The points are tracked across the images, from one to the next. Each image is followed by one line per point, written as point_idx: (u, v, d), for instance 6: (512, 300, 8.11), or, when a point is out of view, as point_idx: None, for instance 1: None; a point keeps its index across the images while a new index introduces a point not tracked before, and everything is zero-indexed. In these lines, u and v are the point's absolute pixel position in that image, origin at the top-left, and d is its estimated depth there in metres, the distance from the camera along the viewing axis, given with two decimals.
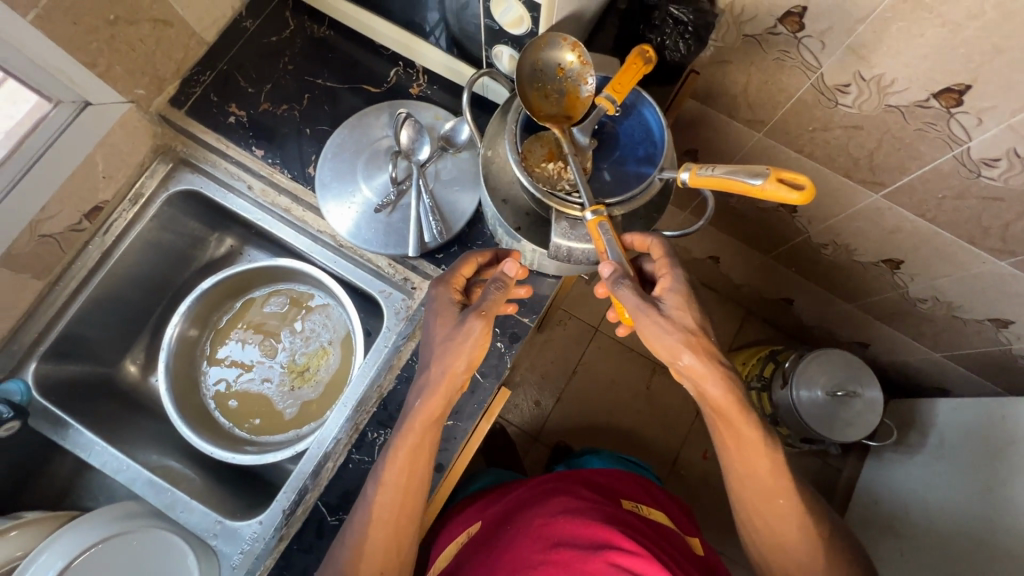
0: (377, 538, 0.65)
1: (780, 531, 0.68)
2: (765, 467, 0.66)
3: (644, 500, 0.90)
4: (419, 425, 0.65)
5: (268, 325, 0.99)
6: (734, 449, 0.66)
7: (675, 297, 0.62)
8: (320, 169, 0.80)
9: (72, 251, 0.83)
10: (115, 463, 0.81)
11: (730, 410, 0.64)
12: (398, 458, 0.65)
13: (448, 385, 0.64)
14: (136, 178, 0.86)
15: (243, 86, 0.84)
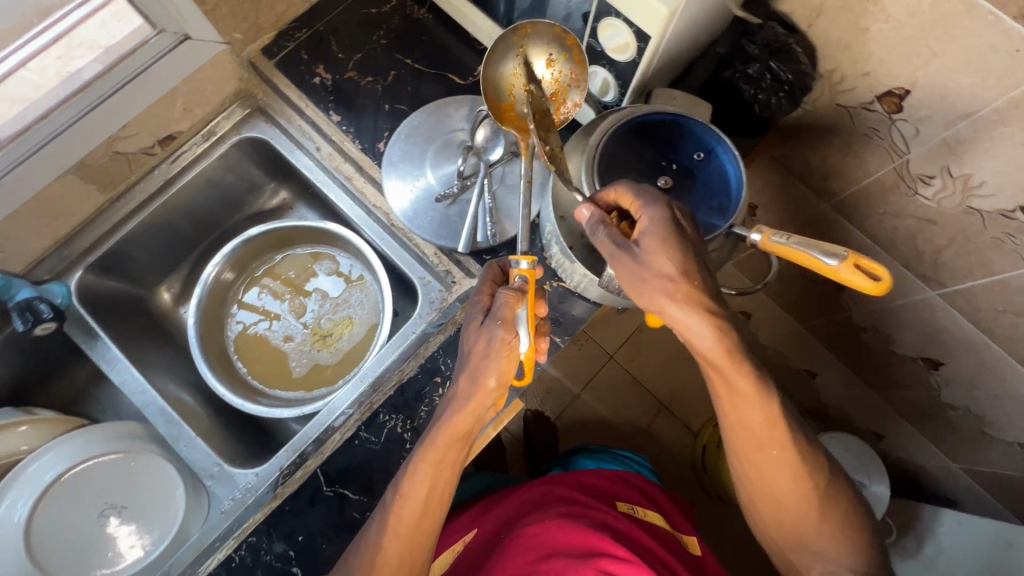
0: (390, 550, 0.62)
1: (826, 559, 0.63)
2: (790, 488, 0.63)
3: (638, 502, 0.91)
4: (438, 446, 0.62)
5: (305, 282, 1.00)
6: (761, 478, 0.64)
7: (682, 299, 0.56)
8: (390, 148, 0.81)
9: (139, 172, 0.85)
10: (134, 384, 0.83)
11: (763, 450, 0.63)
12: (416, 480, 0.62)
13: (478, 403, 0.61)
14: (213, 117, 0.88)
15: (334, 50, 0.85)
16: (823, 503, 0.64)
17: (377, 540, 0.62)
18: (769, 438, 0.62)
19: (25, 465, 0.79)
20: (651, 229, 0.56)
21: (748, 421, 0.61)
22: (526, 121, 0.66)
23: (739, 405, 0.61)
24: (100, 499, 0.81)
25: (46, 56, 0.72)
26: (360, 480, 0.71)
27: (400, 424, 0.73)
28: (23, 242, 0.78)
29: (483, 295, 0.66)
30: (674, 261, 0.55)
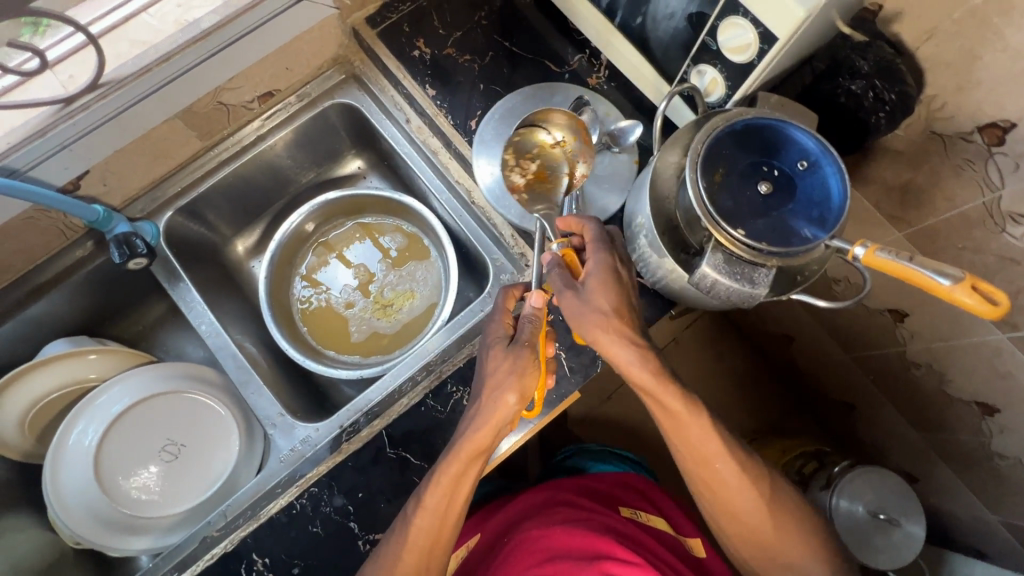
0: (405, 566, 0.64)
1: (780, 561, 0.74)
2: (747, 504, 0.72)
3: (642, 508, 0.90)
4: (452, 474, 0.65)
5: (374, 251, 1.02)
6: (718, 496, 0.73)
7: (618, 336, 0.66)
8: (483, 126, 0.82)
9: (235, 125, 0.88)
10: (210, 328, 0.85)
11: (717, 473, 0.71)
12: (428, 501, 0.65)
13: (500, 418, 0.64)
14: (310, 79, 0.90)
15: (435, 26, 0.86)
16: (777, 513, 0.73)
17: (396, 555, 0.64)
18: (721, 463, 0.71)
19: (97, 394, 0.82)
20: (598, 267, 0.68)
21: (700, 443, 0.70)
22: (531, 178, 0.79)
23: (682, 432, 0.70)
24: (162, 435, 0.85)
25: (166, 6, 0.74)
26: (422, 445, 0.73)
27: (467, 397, 0.74)
28: (125, 178, 0.81)
29: (498, 314, 0.70)
30: (612, 299, 0.67)
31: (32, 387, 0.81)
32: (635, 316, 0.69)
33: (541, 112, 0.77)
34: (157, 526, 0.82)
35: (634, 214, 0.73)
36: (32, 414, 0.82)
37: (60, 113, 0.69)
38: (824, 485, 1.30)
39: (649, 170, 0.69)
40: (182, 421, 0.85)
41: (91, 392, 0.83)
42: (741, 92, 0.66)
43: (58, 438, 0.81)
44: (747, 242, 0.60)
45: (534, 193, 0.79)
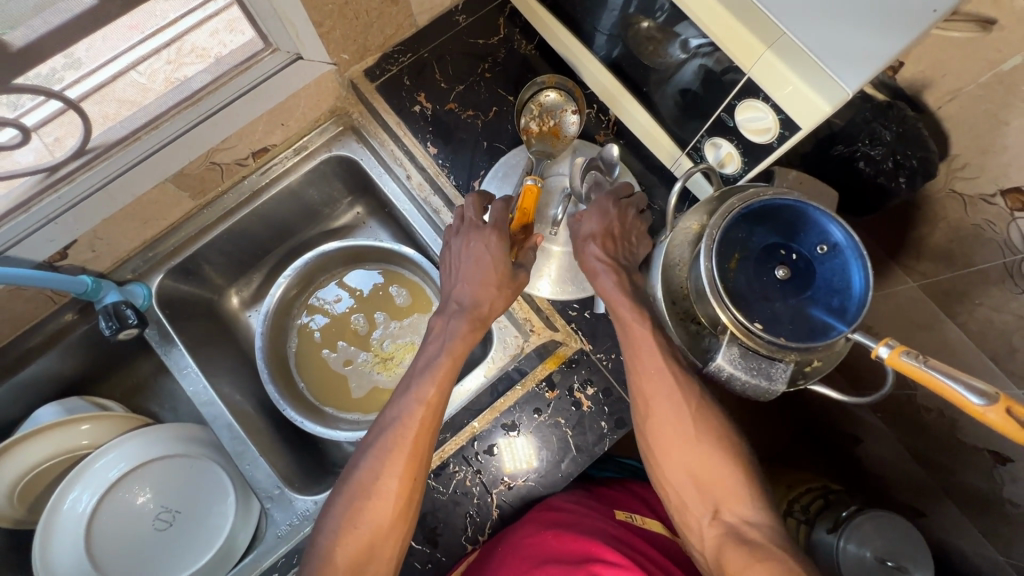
0: (388, 479, 0.63)
1: (715, 498, 0.64)
2: (682, 424, 0.65)
3: (638, 509, 0.81)
4: (442, 366, 0.67)
5: (376, 302, 1.00)
6: (652, 419, 0.66)
7: (600, 252, 0.69)
8: (485, 190, 0.79)
9: (229, 181, 0.85)
10: (204, 395, 0.84)
11: (651, 381, 0.66)
12: (416, 412, 0.65)
13: (480, 310, 0.68)
14: (307, 132, 0.87)
15: (437, 79, 0.83)
16: (716, 441, 0.65)
17: (377, 472, 0.63)
18: (656, 372, 0.66)
19: (94, 458, 0.78)
20: (595, 206, 0.71)
21: (638, 350, 0.66)
22: (545, 130, 0.79)
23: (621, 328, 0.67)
24: (161, 499, 0.81)
25: (155, 60, 0.64)
26: (423, 528, 0.70)
27: (468, 476, 0.72)
28: (114, 243, 0.78)
29: (490, 229, 0.70)
30: (607, 218, 0.71)
31: (22, 456, 0.78)
32: (628, 245, 0.72)
33: (533, 82, 0.79)
34: None
35: (648, 291, 0.70)
36: (20, 487, 0.79)
37: (45, 183, 0.66)
38: (830, 526, 1.16)
39: (664, 247, 0.67)
40: (174, 486, 0.82)
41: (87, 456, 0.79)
42: (758, 168, 0.64)
43: (53, 503, 0.77)
44: (764, 337, 0.57)
45: (542, 142, 0.79)
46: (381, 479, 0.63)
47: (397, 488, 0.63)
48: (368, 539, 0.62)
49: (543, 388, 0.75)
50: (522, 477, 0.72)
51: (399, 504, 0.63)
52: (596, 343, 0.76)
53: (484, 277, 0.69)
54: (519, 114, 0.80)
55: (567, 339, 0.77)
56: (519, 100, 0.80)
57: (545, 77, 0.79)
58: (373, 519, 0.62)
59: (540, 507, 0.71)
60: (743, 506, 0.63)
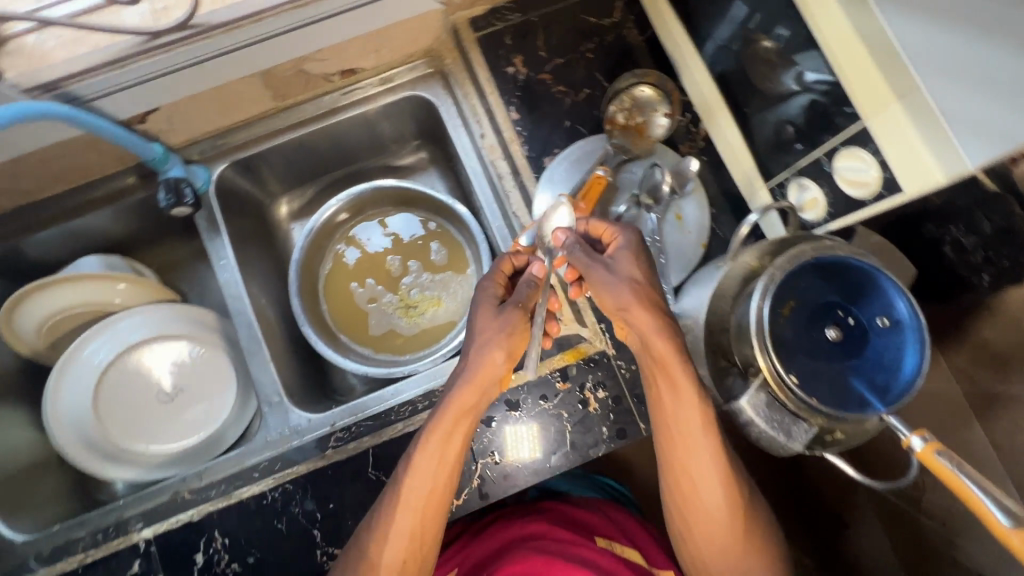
0: (399, 529, 0.63)
1: (729, 558, 0.65)
2: (721, 512, 0.64)
3: (617, 534, 0.81)
4: (450, 415, 0.65)
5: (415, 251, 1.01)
6: (687, 505, 0.65)
7: (634, 275, 0.62)
8: (555, 167, 0.77)
9: (311, 93, 0.84)
10: (234, 288, 0.84)
11: (696, 470, 0.63)
12: (425, 462, 0.64)
13: (486, 374, 0.65)
14: (397, 65, 0.86)
15: (538, 46, 0.81)
16: (742, 502, 0.65)
17: (389, 521, 0.63)
18: (701, 462, 0.63)
19: (118, 318, 0.84)
20: (621, 258, 0.63)
21: (679, 412, 0.61)
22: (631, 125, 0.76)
23: (658, 381, 0.62)
24: (166, 373, 0.85)
25: None
26: None
27: None
28: (190, 122, 0.79)
29: (487, 285, 0.71)
30: (629, 270, 0.63)
31: (55, 298, 0.82)
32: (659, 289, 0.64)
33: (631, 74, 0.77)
34: (140, 466, 0.82)
35: (684, 314, 0.68)
36: (49, 325, 0.83)
37: (144, 46, 0.64)
38: None
39: (720, 271, 0.64)
40: (183, 366, 0.86)
41: (115, 316, 0.85)
42: (843, 222, 0.60)
43: (72, 348, 0.82)
44: (796, 392, 0.55)
45: (624, 137, 0.76)
46: (395, 533, 0.63)
47: (410, 536, 0.63)
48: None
49: (555, 377, 0.74)
50: (510, 455, 0.72)
51: (415, 548, 0.64)
52: (619, 349, 0.75)
53: (490, 340, 0.66)
54: (610, 102, 0.77)
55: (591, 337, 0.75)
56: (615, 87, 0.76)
57: (644, 73, 0.76)
58: (393, 575, 0.64)
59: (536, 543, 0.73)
60: (754, 570, 0.65)
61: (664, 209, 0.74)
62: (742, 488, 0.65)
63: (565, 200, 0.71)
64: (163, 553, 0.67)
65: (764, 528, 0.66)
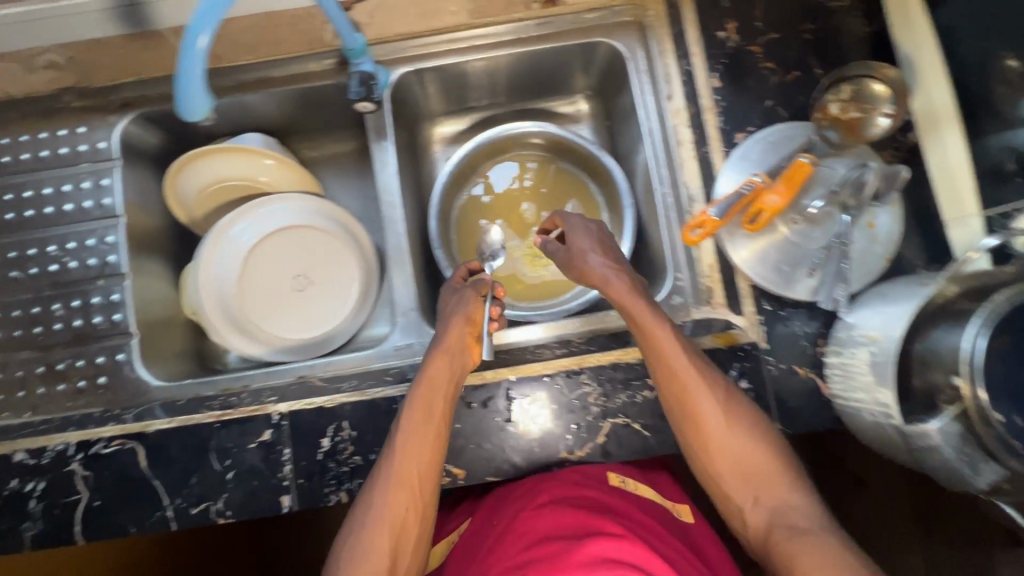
0: (392, 475, 0.64)
1: (767, 496, 0.64)
2: (739, 456, 0.65)
3: (631, 473, 0.75)
4: (437, 355, 0.69)
5: (555, 202, 0.99)
6: (706, 452, 0.65)
7: (605, 258, 0.72)
8: (750, 146, 0.73)
9: (508, 17, 0.82)
10: (388, 194, 0.83)
11: (702, 421, 0.65)
12: (411, 410, 0.66)
13: (456, 336, 0.70)
14: (598, 6, 0.83)
15: (757, 16, 0.77)
16: (755, 424, 0.65)
17: (383, 474, 0.64)
18: (704, 414, 0.65)
19: (264, 200, 0.84)
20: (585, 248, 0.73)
21: (659, 361, 0.65)
22: (845, 118, 0.70)
23: (653, 352, 0.66)
24: (297, 264, 0.87)
25: None
26: (533, 416, 0.71)
27: (593, 395, 0.71)
28: (390, 20, 0.78)
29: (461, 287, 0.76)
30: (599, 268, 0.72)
31: (215, 166, 0.84)
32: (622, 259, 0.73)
33: (864, 65, 0.69)
34: (265, 344, 0.85)
35: (862, 323, 0.65)
36: (211, 190, 0.86)
37: None
38: None
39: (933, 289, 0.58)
40: (317, 260, 0.88)
41: (259, 198, 0.85)
42: None
43: (221, 221, 0.83)
44: (999, 429, 0.52)
45: (834, 129, 0.70)
46: (395, 486, 0.63)
47: (403, 475, 0.64)
48: (406, 514, 0.63)
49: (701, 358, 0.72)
50: (639, 422, 0.70)
51: (411, 487, 0.64)
52: (772, 346, 0.72)
53: (469, 314, 0.71)
54: (827, 89, 0.71)
55: (745, 326, 0.73)
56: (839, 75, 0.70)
57: (877, 64, 0.68)
58: (404, 493, 0.63)
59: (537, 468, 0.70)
60: (788, 493, 0.63)
61: (860, 213, 0.69)
62: (747, 421, 0.65)
63: (756, 183, 0.67)
64: (293, 429, 0.70)
65: (781, 466, 0.64)
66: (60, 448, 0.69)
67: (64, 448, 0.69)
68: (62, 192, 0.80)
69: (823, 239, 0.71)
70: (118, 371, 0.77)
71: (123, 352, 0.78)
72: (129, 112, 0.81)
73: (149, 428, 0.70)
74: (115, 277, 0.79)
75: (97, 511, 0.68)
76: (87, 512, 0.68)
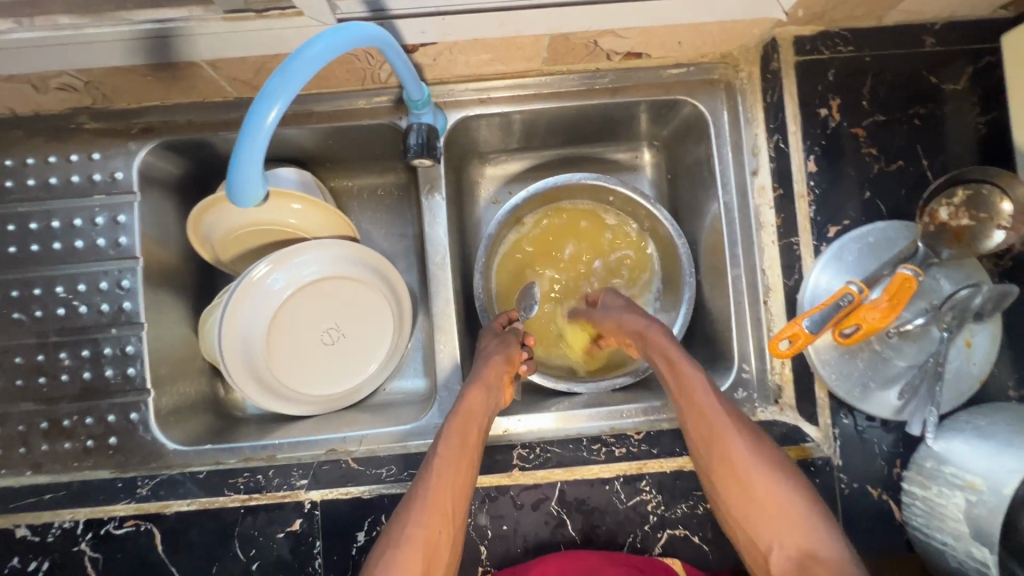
0: (423, 503, 0.54)
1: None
2: (802, 522, 0.52)
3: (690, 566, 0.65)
4: (474, 386, 0.65)
5: (607, 266, 0.90)
6: (775, 536, 0.52)
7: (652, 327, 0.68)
8: (844, 246, 0.67)
9: (583, 65, 0.74)
10: (437, 252, 0.77)
11: (768, 494, 0.54)
12: (447, 438, 0.59)
13: (495, 374, 0.67)
14: (683, 62, 0.74)
15: (862, 94, 0.69)
16: (824, 521, 0.52)
17: (414, 499, 0.55)
18: (771, 485, 0.54)
19: (296, 250, 0.76)
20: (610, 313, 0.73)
21: (722, 424, 0.58)
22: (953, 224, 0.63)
23: (704, 418, 0.59)
24: (325, 310, 0.79)
25: None
26: (585, 521, 0.65)
27: (651, 503, 0.66)
28: (453, 63, 0.69)
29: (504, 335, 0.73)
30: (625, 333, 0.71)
31: (237, 214, 0.75)
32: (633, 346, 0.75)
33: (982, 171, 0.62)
34: (290, 403, 0.79)
35: (953, 462, 0.59)
36: (236, 234, 0.77)
37: None
38: None
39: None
40: (346, 310, 0.80)
41: (290, 245, 0.76)
42: None
43: (246, 273, 0.74)
44: None
45: (939, 235, 0.63)
46: (422, 513, 0.54)
47: (435, 505, 0.54)
48: (438, 542, 0.53)
49: None
50: (700, 535, 0.66)
51: (441, 522, 0.54)
52: (846, 462, 0.67)
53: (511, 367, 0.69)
54: (936, 191, 0.64)
55: (819, 440, 0.68)
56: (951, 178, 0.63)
57: (1002, 173, 0.61)
58: (435, 515, 0.54)
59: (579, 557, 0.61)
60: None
61: (959, 332, 0.63)
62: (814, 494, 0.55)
63: (856, 295, 0.60)
64: (326, 520, 0.64)
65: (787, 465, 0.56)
66: (67, 525, 0.65)
67: (72, 525, 0.65)
68: (73, 226, 0.72)
69: (915, 356, 0.65)
70: (130, 432, 0.70)
71: (135, 411, 0.71)
72: (151, 140, 0.72)
73: (168, 508, 0.65)
74: (130, 327, 0.72)
75: None
76: None
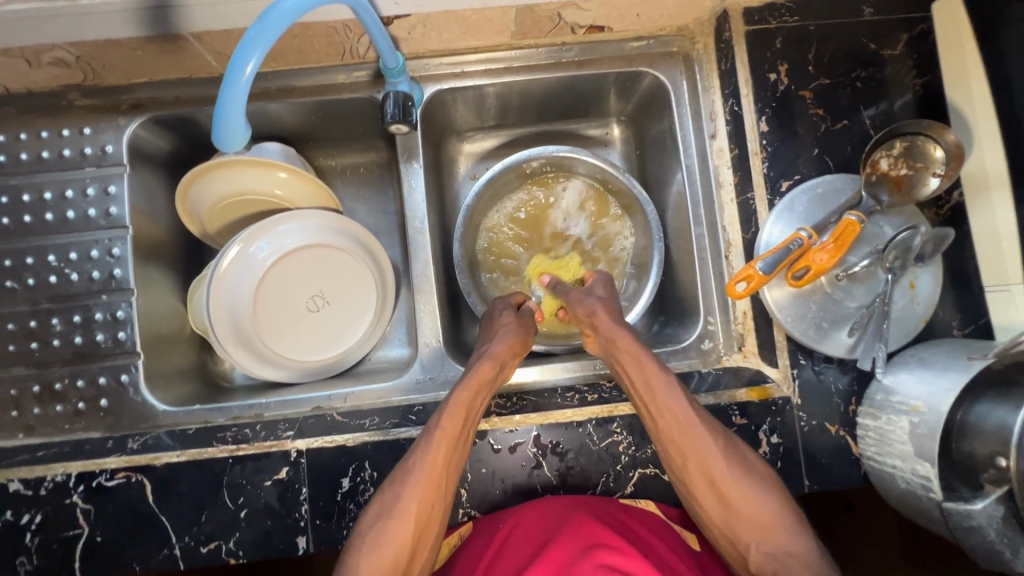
0: (419, 485, 0.59)
1: (764, 540, 0.60)
2: (742, 488, 0.61)
3: (657, 500, 0.69)
4: (481, 368, 0.66)
5: (579, 239, 0.94)
6: (722, 504, 0.61)
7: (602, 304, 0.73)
8: (796, 196, 0.72)
9: (550, 38, 0.78)
10: (417, 218, 0.80)
11: (718, 472, 0.61)
12: (447, 420, 0.62)
13: (507, 352, 0.69)
14: (644, 35, 0.80)
15: (808, 59, 0.75)
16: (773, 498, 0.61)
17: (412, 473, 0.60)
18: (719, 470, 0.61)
19: (279, 218, 0.79)
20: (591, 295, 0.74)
21: (676, 422, 0.62)
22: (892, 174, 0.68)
23: (665, 423, 0.63)
24: (312, 288, 0.83)
25: None
26: (561, 463, 0.69)
27: (622, 444, 0.69)
28: (427, 37, 0.74)
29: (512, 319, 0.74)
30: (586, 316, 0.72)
31: (222, 183, 0.79)
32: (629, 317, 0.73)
33: (916, 124, 0.67)
34: (277, 369, 0.82)
35: (900, 392, 0.63)
36: (222, 204, 0.81)
37: None
38: None
39: (977, 367, 0.58)
40: (329, 287, 0.84)
41: (274, 216, 0.80)
42: None
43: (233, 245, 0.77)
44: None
45: (880, 185, 0.68)
46: (416, 490, 0.59)
47: (432, 479, 0.60)
48: (430, 512, 0.59)
49: (732, 410, 0.71)
50: (669, 473, 0.69)
51: (434, 495, 0.60)
52: (805, 401, 0.71)
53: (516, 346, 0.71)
54: (877, 145, 0.69)
55: (779, 380, 0.72)
56: (889, 130, 0.68)
57: (933, 124, 0.66)
58: (428, 489, 0.59)
59: (550, 499, 0.65)
60: (782, 534, 0.59)
61: (902, 273, 0.68)
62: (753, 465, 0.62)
63: (806, 240, 0.65)
64: (311, 468, 0.67)
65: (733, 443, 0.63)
66: (59, 479, 0.66)
67: (65, 478, 0.66)
68: (65, 197, 0.75)
69: (864, 298, 0.70)
70: (121, 393, 0.73)
71: (126, 373, 0.73)
72: (140, 115, 0.76)
73: (157, 460, 0.67)
74: (121, 293, 0.74)
75: (99, 546, 0.65)
76: (88, 548, 0.65)
